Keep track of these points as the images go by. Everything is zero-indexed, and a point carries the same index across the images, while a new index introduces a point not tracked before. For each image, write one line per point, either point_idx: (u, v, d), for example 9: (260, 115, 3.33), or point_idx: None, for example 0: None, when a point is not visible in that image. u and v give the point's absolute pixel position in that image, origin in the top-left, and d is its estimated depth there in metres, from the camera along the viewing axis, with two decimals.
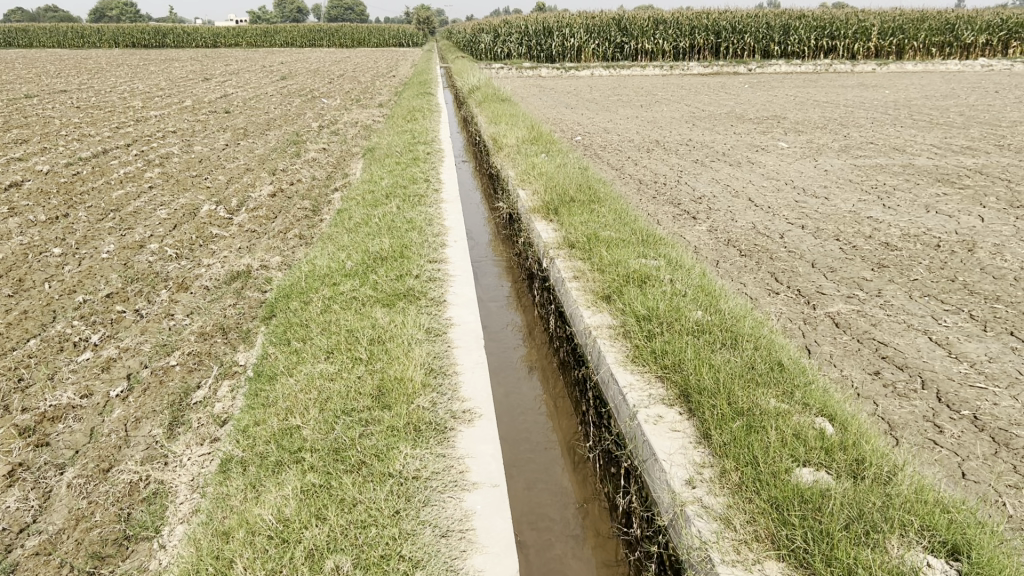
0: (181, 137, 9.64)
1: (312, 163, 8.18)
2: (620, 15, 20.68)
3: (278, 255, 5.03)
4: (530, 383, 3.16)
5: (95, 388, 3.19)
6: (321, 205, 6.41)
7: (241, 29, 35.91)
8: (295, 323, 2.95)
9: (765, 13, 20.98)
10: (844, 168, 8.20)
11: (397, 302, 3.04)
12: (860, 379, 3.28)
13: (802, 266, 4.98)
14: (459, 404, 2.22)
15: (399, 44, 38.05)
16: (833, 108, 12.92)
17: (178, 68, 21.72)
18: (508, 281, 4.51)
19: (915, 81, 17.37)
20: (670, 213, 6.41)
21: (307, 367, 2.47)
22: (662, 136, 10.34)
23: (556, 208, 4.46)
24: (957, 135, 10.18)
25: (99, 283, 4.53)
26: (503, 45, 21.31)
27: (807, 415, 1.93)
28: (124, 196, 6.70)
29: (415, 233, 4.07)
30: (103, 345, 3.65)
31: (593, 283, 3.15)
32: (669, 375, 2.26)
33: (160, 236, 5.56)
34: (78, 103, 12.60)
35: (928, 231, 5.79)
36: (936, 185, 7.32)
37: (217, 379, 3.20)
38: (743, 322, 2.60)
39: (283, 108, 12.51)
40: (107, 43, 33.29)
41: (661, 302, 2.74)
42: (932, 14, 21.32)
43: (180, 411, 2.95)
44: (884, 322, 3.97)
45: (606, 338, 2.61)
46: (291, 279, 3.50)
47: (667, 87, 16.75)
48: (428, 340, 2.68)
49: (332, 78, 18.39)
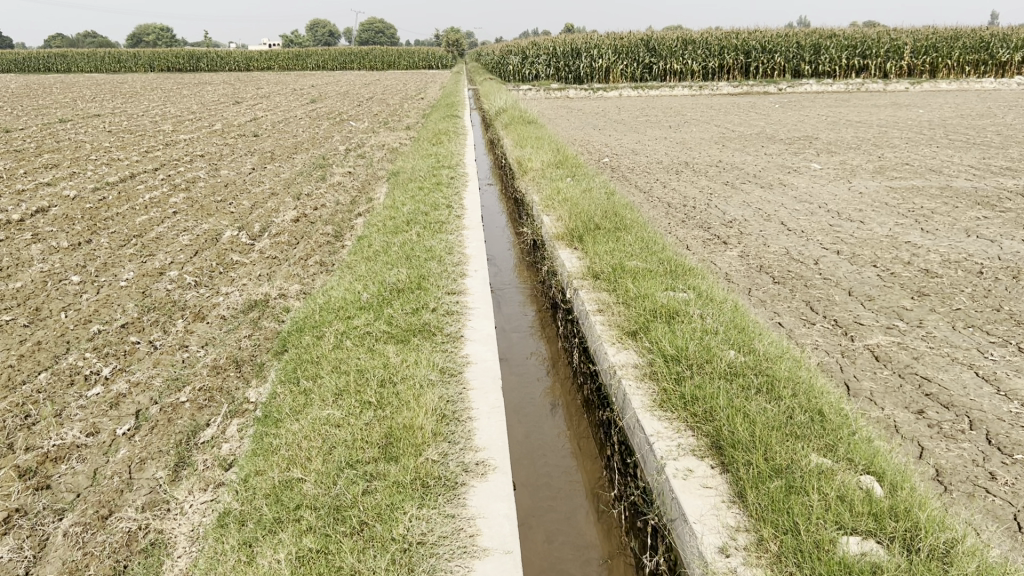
0: (208, 161, 9.64)
1: (337, 186, 8.11)
2: (648, 36, 20.60)
3: (297, 283, 4.93)
4: (552, 420, 3.00)
5: (102, 425, 3.09)
6: (343, 230, 6.33)
7: (273, 52, 36.35)
8: (305, 360, 2.83)
9: (795, 32, 20.78)
10: (879, 190, 7.98)
11: (412, 339, 2.90)
12: (903, 419, 3.08)
13: (838, 295, 4.77)
14: (472, 455, 2.07)
15: (429, 66, 38.36)
16: (866, 128, 12.69)
17: (210, 91, 21.98)
18: (531, 310, 4.36)
19: (950, 100, 17.03)
20: (699, 238, 6.23)
21: (313, 410, 2.34)
22: (691, 158, 10.17)
23: (581, 235, 4.32)
24: (995, 155, 9.89)
25: (115, 312, 4.45)
26: (531, 66, 21.32)
27: (853, 474, 1.75)
28: (147, 221, 6.66)
29: (435, 262, 3.93)
30: (114, 378, 3.55)
31: (618, 318, 2.99)
32: (700, 425, 2.09)
33: (180, 263, 5.48)
34: (109, 127, 12.71)
35: (969, 257, 5.56)
36: (977, 208, 7.07)
37: (226, 417, 3.08)
38: (779, 363, 2.43)
39: (311, 131, 12.54)
40: (143, 68, 33.80)
41: (690, 340, 2.57)
42: (966, 31, 20.98)
43: (185, 452, 2.83)
44: (927, 355, 3.77)
45: (631, 380, 2.45)
46: (305, 312, 3.38)
47: (696, 108, 16.59)
48: (443, 381, 2.54)
49: (362, 101, 18.47)
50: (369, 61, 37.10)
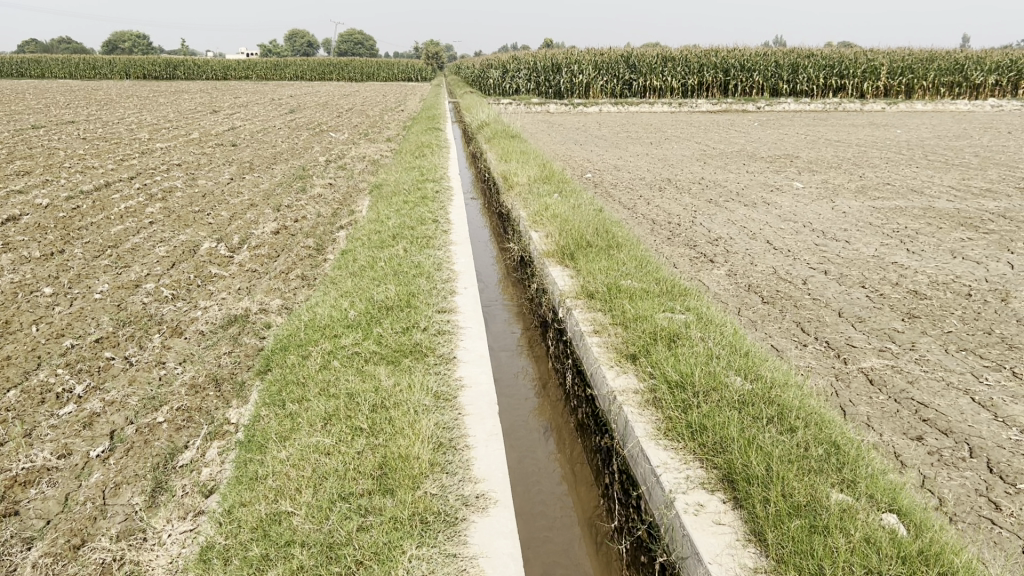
0: (185, 170, 9.47)
1: (318, 198, 7.98)
2: (628, 52, 20.68)
3: (278, 297, 4.80)
4: (545, 445, 2.90)
5: (75, 447, 2.95)
6: (325, 243, 6.21)
7: (251, 62, 36.10)
8: (291, 381, 2.71)
9: (774, 51, 20.94)
10: (863, 210, 7.98)
11: (402, 360, 2.79)
12: (903, 445, 3.01)
13: (829, 316, 4.72)
14: (471, 487, 1.97)
15: (408, 78, 38.24)
16: (846, 148, 12.75)
17: (187, 99, 21.72)
18: (519, 328, 4.26)
19: (926, 121, 17.20)
20: (686, 256, 6.17)
21: (301, 437, 2.22)
22: (674, 174, 10.15)
23: (572, 253, 4.23)
24: (974, 177, 9.96)
25: (88, 326, 4.30)
26: (512, 80, 21.32)
27: (876, 513, 1.67)
28: (123, 232, 6.49)
29: (423, 279, 3.83)
30: (88, 397, 3.41)
31: (616, 341, 2.90)
32: (710, 456, 2.00)
33: (156, 275, 5.33)
34: (84, 135, 12.48)
35: (956, 279, 5.54)
36: (960, 229, 7.07)
37: (206, 439, 2.94)
38: (787, 391, 2.35)
39: (291, 142, 12.39)
40: (118, 75, 33.37)
41: (694, 366, 2.48)
42: (941, 54, 21.25)
43: (163, 476, 2.70)
44: (921, 379, 3.71)
45: (634, 406, 2.36)
46: (289, 330, 3.26)
47: (676, 124, 16.63)
48: (437, 406, 2.43)
49: (341, 112, 18.36)
50: (348, 73, 36.96)
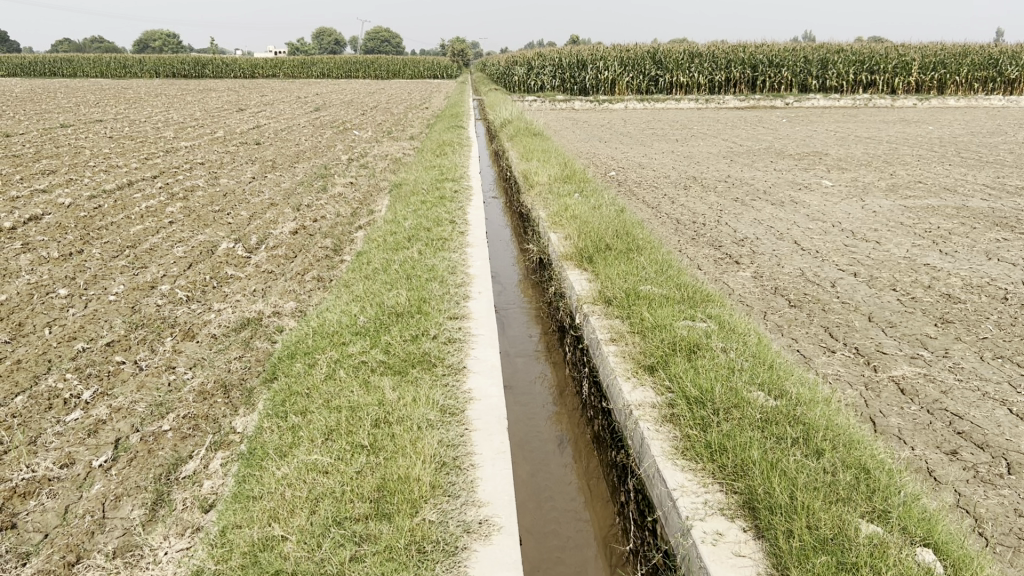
0: (208, 169, 9.46)
1: (338, 198, 7.92)
2: (655, 48, 20.45)
3: (293, 300, 4.73)
4: (559, 457, 2.79)
5: (78, 456, 2.88)
6: (343, 244, 6.13)
7: (278, 60, 36.26)
8: (295, 392, 2.62)
9: (803, 47, 20.61)
10: (893, 209, 7.76)
11: (410, 371, 2.69)
12: (936, 460, 2.86)
13: (858, 321, 4.56)
14: (474, 512, 1.86)
15: (434, 75, 38.27)
16: (876, 145, 12.49)
17: (215, 98, 21.79)
18: (536, 332, 4.15)
19: (958, 117, 16.84)
20: (710, 258, 6.03)
21: (300, 453, 2.13)
22: (700, 172, 9.97)
23: (591, 256, 4.11)
24: (1009, 175, 9.68)
25: (101, 328, 4.24)
26: (537, 77, 21.17)
27: (910, 549, 1.54)
28: (142, 232, 6.46)
29: (437, 284, 3.72)
30: (95, 403, 3.34)
31: (633, 351, 2.78)
32: (729, 481, 1.88)
33: (173, 276, 5.28)
34: (110, 133, 12.54)
35: (991, 282, 5.34)
36: (996, 229, 6.86)
37: (210, 449, 2.86)
38: (814, 407, 2.21)
39: (314, 140, 12.35)
40: (148, 74, 33.68)
41: (715, 380, 2.35)
42: (974, 48, 20.81)
43: (164, 489, 2.62)
44: (955, 389, 3.55)
45: (650, 422, 2.24)
46: (297, 336, 3.17)
47: (703, 121, 16.42)
48: (443, 421, 2.32)
49: (367, 109, 18.32)
50: (374, 70, 37.05)
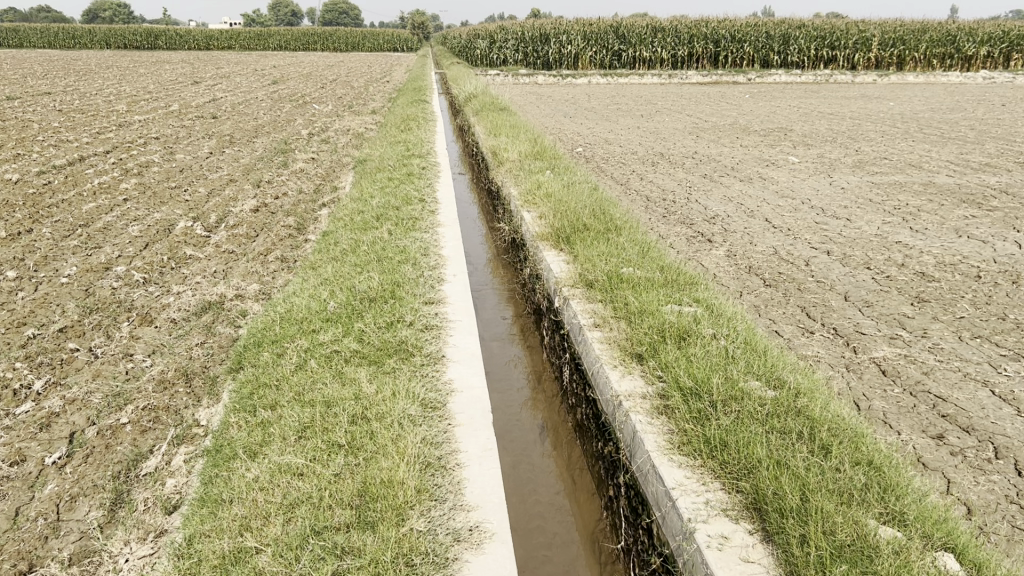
0: (163, 144, 9.13)
1: (300, 174, 7.68)
2: (618, 22, 20.28)
3: (256, 282, 4.54)
4: (540, 446, 2.68)
5: (30, 452, 2.70)
6: (306, 223, 5.94)
7: (234, 32, 35.38)
8: (263, 384, 2.47)
9: (764, 22, 20.61)
10: (861, 186, 7.75)
11: (386, 361, 2.55)
12: (923, 445, 2.78)
13: (834, 300, 4.50)
14: (463, 518, 1.75)
15: (394, 48, 37.71)
16: (840, 120, 12.51)
17: (168, 70, 21.18)
18: (510, 314, 4.03)
19: (919, 93, 16.96)
20: (682, 236, 5.95)
21: (271, 453, 1.99)
22: (667, 148, 9.88)
23: (568, 236, 3.99)
24: (972, 151, 9.74)
25: (53, 313, 4.02)
26: (499, 51, 20.90)
27: (931, 555, 1.45)
28: (95, 210, 6.19)
29: (409, 266, 3.57)
30: (47, 394, 3.15)
31: (619, 337, 2.67)
32: (733, 480, 1.78)
33: (129, 257, 5.04)
34: (60, 106, 12.10)
35: (964, 260, 5.32)
36: (963, 206, 6.86)
37: (173, 444, 2.70)
38: (815, 399, 2.12)
39: (273, 114, 12.02)
40: (98, 45, 32.65)
41: (709, 370, 2.25)
42: (934, 25, 20.96)
43: (123, 488, 2.45)
44: (937, 370, 3.49)
45: (642, 415, 2.13)
46: (263, 323, 3.00)
47: (667, 96, 16.33)
48: (425, 416, 2.19)
49: (326, 83, 17.91)
50: (332, 43, 36.38)
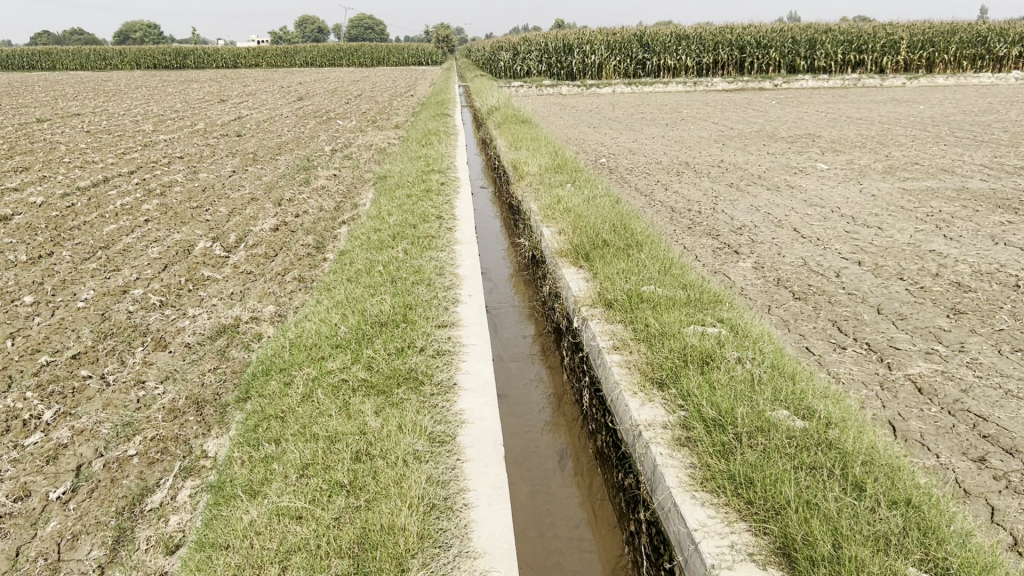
0: (187, 163, 9.15)
1: (321, 191, 7.64)
2: (641, 31, 20.17)
3: (272, 304, 4.48)
4: (559, 475, 2.56)
5: (35, 487, 2.63)
6: (325, 241, 5.88)
7: (262, 49, 35.69)
8: (268, 416, 2.38)
9: (790, 27, 20.38)
10: (892, 192, 7.55)
11: (395, 391, 2.45)
12: (964, 469, 2.62)
13: (867, 313, 4.34)
14: (469, 565, 1.64)
15: (419, 62, 37.89)
16: (868, 125, 12.28)
17: (196, 89, 21.36)
18: (531, 333, 3.91)
19: (949, 96, 16.63)
20: (708, 247, 5.81)
21: (271, 494, 1.90)
22: (692, 158, 9.74)
23: (587, 253, 3.87)
24: (1007, 154, 9.49)
25: (69, 339, 3.98)
26: (523, 62, 20.86)
27: None
28: (116, 231, 6.17)
29: (424, 288, 3.47)
30: (57, 424, 3.08)
31: (638, 361, 2.55)
32: (759, 520, 1.66)
33: (147, 279, 5.01)
34: (88, 127, 12.20)
35: (1001, 268, 5.13)
36: (999, 212, 6.65)
37: (180, 477, 2.62)
38: (848, 429, 1.98)
39: (296, 131, 12.03)
40: (129, 66, 33.07)
41: (734, 398, 2.12)
42: (963, 26, 20.58)
43: (126, 526, 2.38)
44: (977, 387, 3.31)
45: (663, 447, 2.01)
46: (272, 349, 2.92)
47: (692, 104, 16.16)
48: (432, 452, 2.09)
49: (350, 98, 17.98)
50: (358, 58, 36.60)
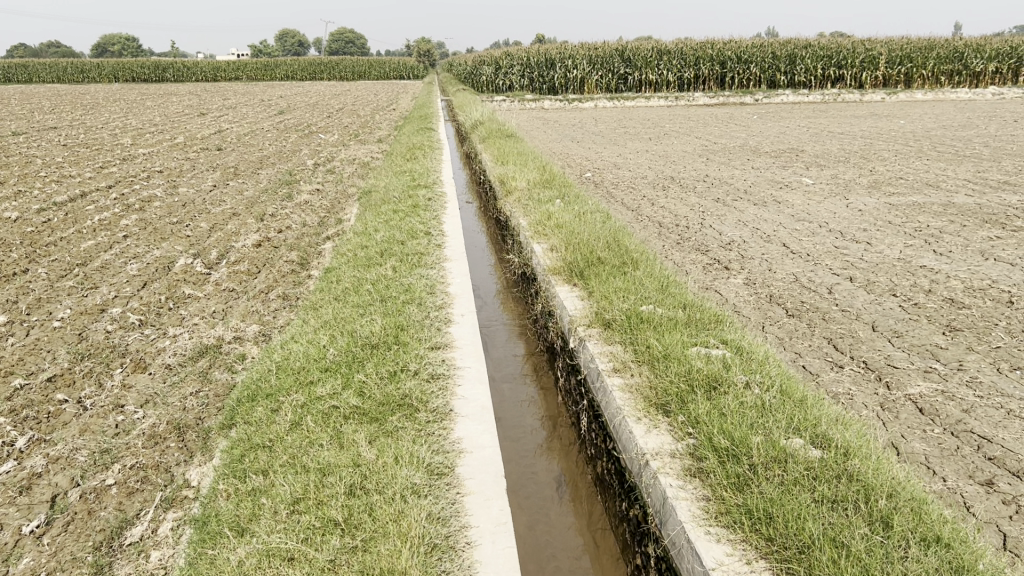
0: (167, 178, 9.00)
1: (304, 206, 7.52)
2: (623, 46, 20.21)
3: (255, 323, 4.35)
4: (559, 503, 2.47)
5: (7, 520, 2.50)
6: (309, 257, 5.76)
7: (241, 63, 35.50)
8: (255, 445, 2.26)
9: (770, 42, 20.48)
10: (879, 207, 7.53)
11: (389, 418, 2.35)
12: (973, 494, 2.53)
13: (862, 330, 4.27)
14: None
15: (400, 76, 37.84)
16: (851, 140, 12.30)
17: (175, 103, 21.15)
18: (522, 352, 3.82)
19: (929, 111, 16.74)
20: (699, 263, 5.75)
21: (260, 533, 1.79)
22: (677, 172, 9.69)
23: (581, 271, 3.78)
24: (989, 169, 9.51)
25: (44, 360, 3.83)
26: (505, 77, 20.83)
27: None
28: (93, 248, 6.01)
29: (415, 308, 3.36)
30: (31, 451, 2.95)
31: (641, 385, 2.46)
32: (780, 560, 1.58)
33: (125, 296, 4.87)
34: (65, 141, 12.00)
35: (993, 284, 5.09)
36: (987, 227, 6.63)
37: (161, 508, 2.49)
38: (867, 459, 1.90)
39: (278, 145, 11.89)
40: (107, 78, 32.73)
41: (746, 426, 2.04)
42: (941, 42, 20.77)
43: (104, 561, 2.25)
44: (979, 406, 3.24)
45: (673, 479, 1.93)
46: (258, 373, 2.80)
47: (674, 119, 16.17)
48: (430, 486, 1.99)
49: (332, 112, 17.85)
50: (338, 73, 36.48)
